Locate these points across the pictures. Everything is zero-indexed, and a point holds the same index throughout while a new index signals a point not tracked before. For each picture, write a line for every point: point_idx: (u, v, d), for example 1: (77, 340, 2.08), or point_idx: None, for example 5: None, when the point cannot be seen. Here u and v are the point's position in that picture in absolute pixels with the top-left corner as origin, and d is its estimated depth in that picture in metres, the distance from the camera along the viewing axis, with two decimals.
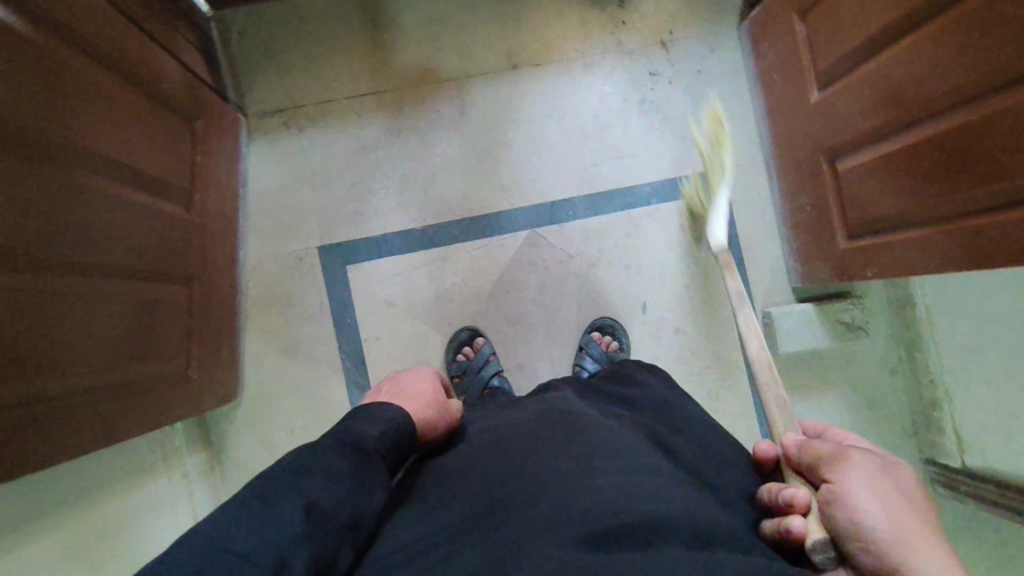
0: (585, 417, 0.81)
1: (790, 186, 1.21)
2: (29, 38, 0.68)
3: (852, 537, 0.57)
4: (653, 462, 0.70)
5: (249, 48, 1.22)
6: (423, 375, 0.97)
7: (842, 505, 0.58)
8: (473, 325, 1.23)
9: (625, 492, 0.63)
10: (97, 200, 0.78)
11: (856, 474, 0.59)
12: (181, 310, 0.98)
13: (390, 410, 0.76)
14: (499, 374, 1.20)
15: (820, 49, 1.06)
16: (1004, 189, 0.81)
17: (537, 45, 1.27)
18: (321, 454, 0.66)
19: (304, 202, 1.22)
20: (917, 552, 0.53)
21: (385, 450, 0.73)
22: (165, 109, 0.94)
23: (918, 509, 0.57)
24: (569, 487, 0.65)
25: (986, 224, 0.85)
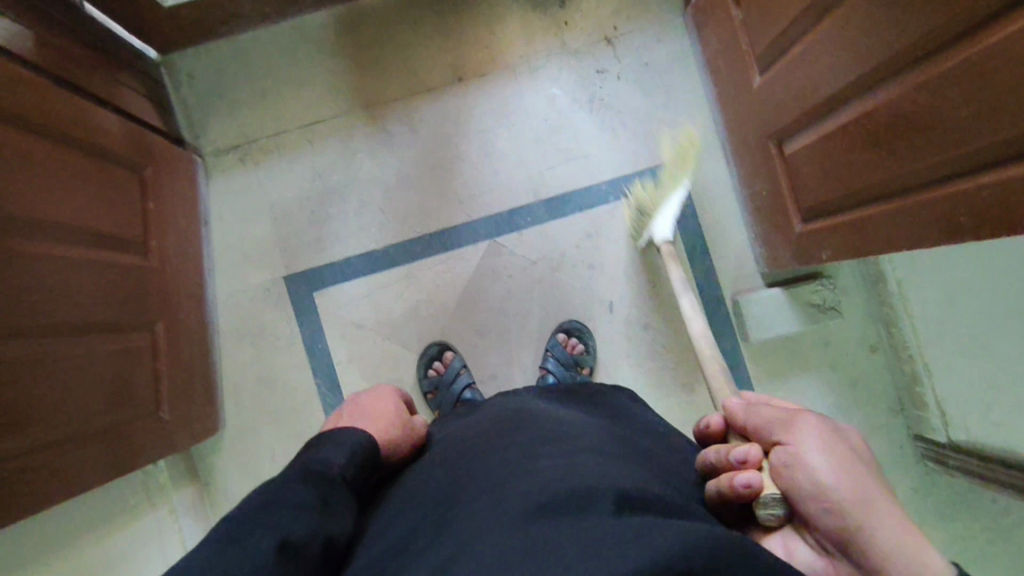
0: (534, 417, 0.82)
1: (746, 171, 1.19)
2: None
3: (806, 499, 0.55)
4: (594, 449, 0.71)
5: (199, 90, 1.25)
6: (382, 396, 0.99)
7: (797, 467, 0.56)
8: (442, 340, 1.25)
9: (564, 471, 0.63)
10: (45, 261, 0.81)
11: (806, 437, 0.58)
12: (145, 355, 1.01)
13: (358, 434, 0.77)
14: (471, 386, 1.21)
15: (755, 33, 1.03)
16: (937, 164, 0.77)
17: (482, 55, 1.27)
18: (288, 487, 0.64)
19: (266, 234, 1.25)
20: (874, 513, 0.52)
21: (352, 477, 0.72)
22: (109, 164, 0.96)
23: (868, 468, 0.57)
24: (514, 473, 0.65)
25: (920, 203, 0.81)
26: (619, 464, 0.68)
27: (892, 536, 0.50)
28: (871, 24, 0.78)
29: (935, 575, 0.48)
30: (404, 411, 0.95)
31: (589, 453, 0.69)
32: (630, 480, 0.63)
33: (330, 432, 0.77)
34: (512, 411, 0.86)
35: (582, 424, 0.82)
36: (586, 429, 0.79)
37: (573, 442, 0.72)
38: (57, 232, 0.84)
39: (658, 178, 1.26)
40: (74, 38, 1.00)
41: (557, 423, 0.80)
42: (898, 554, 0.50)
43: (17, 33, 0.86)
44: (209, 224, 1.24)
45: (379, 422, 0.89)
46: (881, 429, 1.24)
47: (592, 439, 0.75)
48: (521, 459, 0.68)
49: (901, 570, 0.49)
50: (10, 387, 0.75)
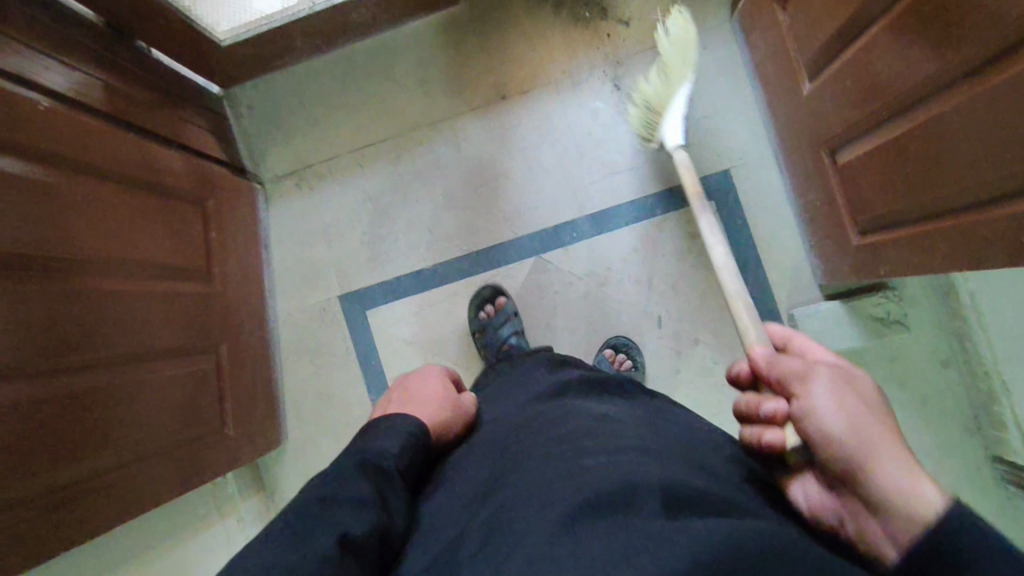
0: (571, 405, 0.80)
1: (799, 180, 1.14)
2: (42, 179, 0.78)
3: (816, 446, 0.55)
4: (640, 443, 0.67)
5: (258, 120, 1.32)
6: (432, 376, 0.95)
7: (805, 415, 0.56)
8: (497, 284, 1.26)
9: (615, 470, 0.58)
10: (118, 296, 0.88)
11: (815, 386, 0.57)
12: (211, 376, 1.07)
13: (410, 422, 0.74)
14: (518, 333, 1.20)
15: (802, 40, 0.99)
16: (997, 179, 0.71)
17: (524, 72, 1.27)
18: (346, 480, 0.63)
19: (321, 255, 1.30)
20: (875, 452, 0.52)
21: (405, 469, 0.70)
22: (175, 200, 1.03)
23: (880, 414, 0.55)
24: (558, 468, 0.61)
25: (984, 221, 0.75)
26: (667, 463, 0.63)
27: (890, 474, 0.50)
28: (924, 30, 0.73)
29: (925, 506, 0.48)
30: (451, 391, 0.92)
31: (637, 451, 0.64)
32: (674, 476, 0.59)
33: (383, 420, 0.74)
34: (555, 406, 0.83)
35: (635, 420, 0.77)
36: (631, 423, 0.75)
37: (616, 436, 0.68)
38: (128, 270, 0.91)
39: (708, 188, 1.23)
40: (141, 82, 1.07)
41: (598, 415, 0.76)
42: (897, 493, 0.49)
43: (89, 85, 0.93)
44: (269, 248, 1.31)
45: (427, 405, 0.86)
46: (956, 448, 1.16)
47: (631, 429, 0.72)
48: (565, 450, 0.65)
49: (899, 506, 0.49)
50: (86, 413, 0.81)
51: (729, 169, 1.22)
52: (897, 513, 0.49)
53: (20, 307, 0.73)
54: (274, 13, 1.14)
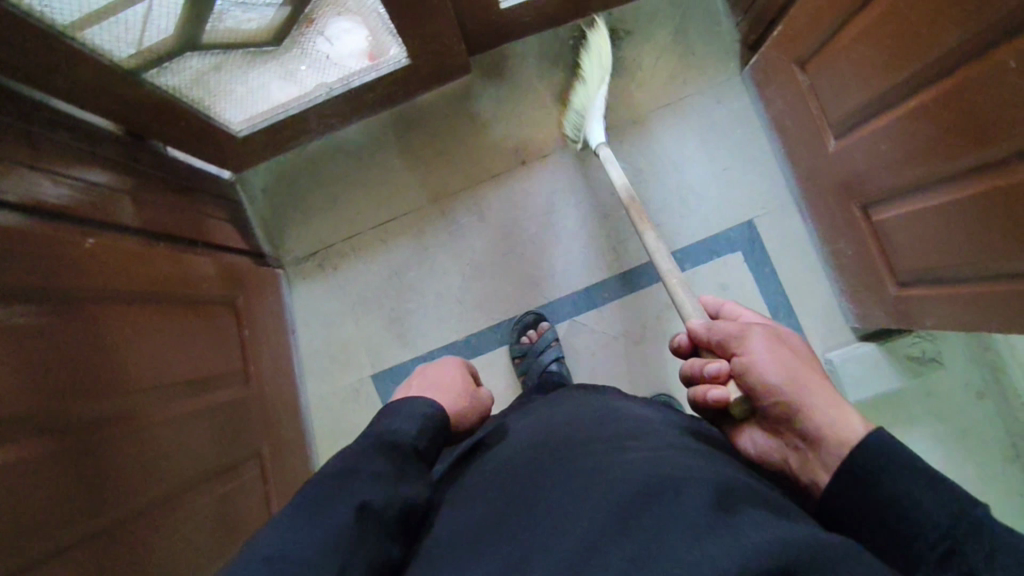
0: (614, 408, 0.73)
1: (826, 228, 1.16)
2: (87, 317, 0.75)
3: (756, 394, 0.60)
4: (690, 444, 0.62)
5: (273, 202, 1.29)
6: (449, 364, 0.96)
7: (741, 366, 0.61)
8: (540, 310, 1.25)
9: (654, 464, 0.55)
10: (165, 423, 0.85)
11: (751, 344, 0.62)
12: (255, 479, 1.04)
13: (426, 405, 0.75)
14: (559, 359, 1.18)
15: (827, 99, 1.02)
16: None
17: (541, 137, 1.27)
18: (364, 458, 0.64)
19: (350, 334, 1.27)
20: (804, 390, 0.57)
21: (424, 448, 0.71)
22: (208, 309, 1.00)
23: (810, 362, 0.61)
24: (599, 463, 0.57)
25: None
26: (711, 461, 0.58)
27: (820, 411, 0.56)
28: (974, 105, 0.75)
29: (853, 434, 0.53)
30: (469, 380, 0.94)
31: (676, 447, 0.60)
32: (715, 470, 0.55)
33: (399, 402, 0.75)
34: (590, 404, 0.76)
35: (675, 421, 0.70)
36: (673, 424, 0.69)
37: (657, 437, 0.62)
38: (170, 392, 0.88)
39: (734, 239, 1.24)
40: (164, 185, 1.04)
41: (639, 417, 0.70)
42: (828, 425, 0.55)
43: (120, 202, 0.90)
44: (295, 331, 1.28)
45: (445, 393, 0.87)
46: (1001, 479, 1.15)
47: (676, 431, 0.66)
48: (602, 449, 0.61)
49: (829, 437, 0.54)
50: (150, 555, 0.77)
51: (752, 219, 1.24)
52: (835, 447, 0.53)
53: (69, 463, 0.69)
54: (290, 102, 1.12)
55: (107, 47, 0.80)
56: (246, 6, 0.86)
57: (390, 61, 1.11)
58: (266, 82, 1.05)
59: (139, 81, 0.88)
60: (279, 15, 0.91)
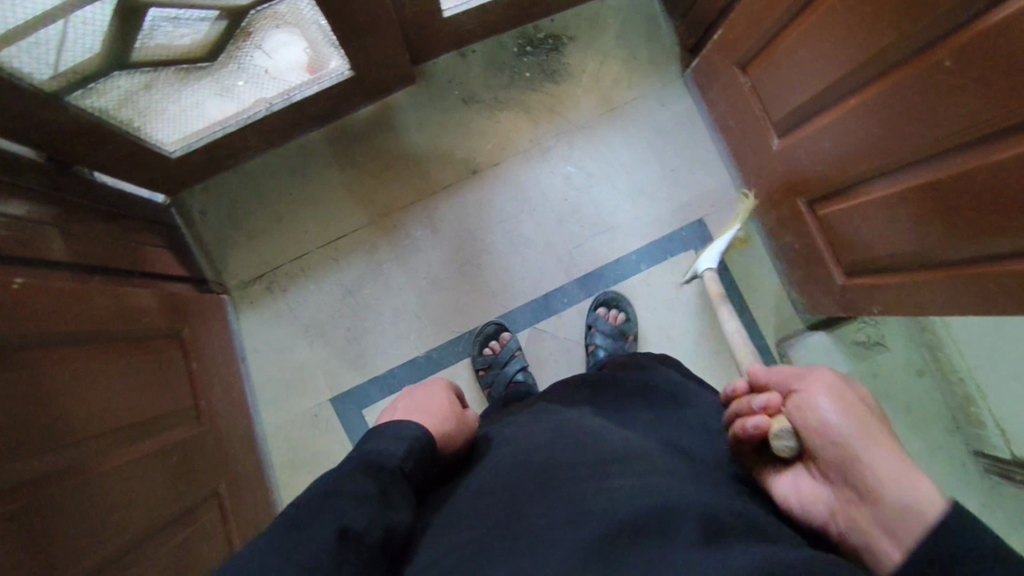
0: (586, 423, 0.72)
1: (773, 223, 1.20)
2: (19, 366, 0.69)
3: (809, 433, 0.55)
4: (666, 464, 0.61)
5: (214, 223, 1.23)
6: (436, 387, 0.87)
7: (800, 403, 0.56)
8: (500, 320, 1.24)
9: (640, 490, 0.54)
10: (110, 475, 0.78)
11: (817, 386, 0.56)
12: (215, 521, 0.98)
13: (415, 429, 0.69)
14: (524, 369, 1.19)
15: (770, 99, 1.05)
16: (1007, 245, 0.75)
17: (491, 145, 1.26)
18: (347, 477, 0.60)
19: (305, 358, 1.22)
20: (869, 441, 0.51)
21: (410, 473, 0.65)
22: (151, 345, 0.93)
23: (879, 412, 0.54)
24: (583, 491, 0.56)
25: (984, 274, 0.80)
26: (702, 485, 0.59)
27: (881, 460, 0.49)
28: (911, 102, 0.79)
29: (915, 496, 0.47)
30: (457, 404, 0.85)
31: (660, 469, 0.59)
32: (699, 492, 0.56)
33: (387, 424, 0.69)
34: (563, 421, 0.74)
35: (648, 436, 0.71)
36: (651, 440, 0.69)
37: (638, 457, 0.62)
38: (114, 440, 0.82)
39: (686, 238, 1.26)
40: (93, 214, 0.96)
41: (620, 435, 0.68)
42: (886, 474, 0.49)
43: (48, 236, 0.83)
44: (245, 359, 1.21)
45: (431, 417, 0.79)
46: (945, 451, 1.21)
47: (652, 450, 0.65)
48: (584, 471, 0.60)
49: (886, 491, 0.48)
50: None
51: (702, 219, 1.26)
52: (886, 496, 0.48)
53: (9, 530, 0.62)
54: (227, 119, 1.07)
55: (26, 69, 0.73)
56: (178, 23, 0.79)
57: (333, 72, 1.08)
58: (201, 101, 0.99)
59: (63, 104, 0.81)
60: (213, 30, 0.84)
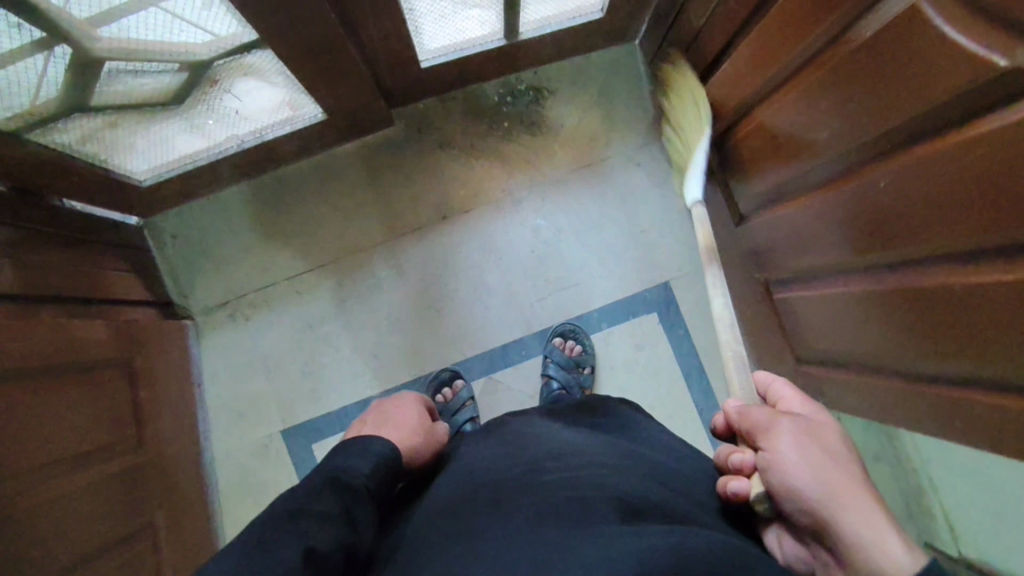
0: (538, 435, 0.78)
1: (735, 296, 1.19)
2: None
3: (785, 496, 0.54)
4: (604, 461, 0.68)
5: (183, 249, 1.24)
6: (406, 402, 0.90)
7: (772, 465, 0.55)
8: (455, 366, 1.24)
9: (572, 486, 0.61)
10: (47, 505, 0.80)
11: (782, 435, 0.56)
12: (153, 549, 0.99)
13: (382, 444, 0.72)
14: (474, 420, 1.19)
15: (733, 178, 1.05)
16: (944, 367, 0.74)
17: (463, 192, 1.27)
18: (312, 498, 0.61)
19: (260, 389, 1.24)
20: (842, 503, 0.50)
21: (375, 489, 0.68)
22: (96, 375, 0.96)
23: (845, 462, 0.53)
24: (520, 494, 0.62)
25: (924, 391, 0.78)
26: (634, 476, 0.65)
27: (848, 521, 0.49)
28: (847, 212, 0.78)
29: (873, 546, 0.47)
30: (425, 417, 0.88)
31: (598, 465, 0.66)
32: (631, 484, 0.63)
33: (356, 438, 0.72)
34: (515, 433, 0.79)
35: (599, 441, 0.77)
36: (598, 443, 0.75)
37: (578, 458, 0.69)
38: (53, 471, 0.83)
39: (650, 300, 1.25)
40: (53, 241, 0.99)
41: (566, 442, 0.75)
42: (866, 544, 0.48)
43: None
44: (202, 385, 1.23)
45: (399, 431, 0.81)
46: None
47: (599, 453, 0.71)
48: (525, 474, 0.66)
49: (862, 559, 0.48)
50: None
51: (667, 281, 1.26)
52: (863, 568, 0.47)
53: None
54: (199, 153, 1.10)
55: None
56: (139, 74, 0.81)
57: (306, 115, 1.10)
58: (172, 136, 1.01)
59: (21, 140, 0.83)
60: (174, 80, 0.85)
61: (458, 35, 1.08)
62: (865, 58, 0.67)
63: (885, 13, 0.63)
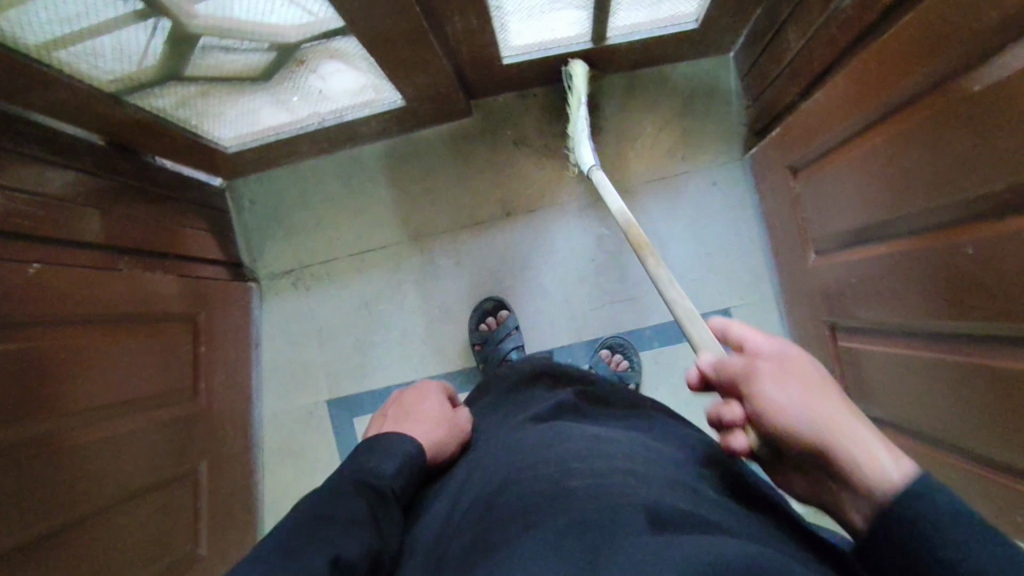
0: (569, 427, 0.75)
1: (800, 335, 1.14)
2: (34, 347, 0.79)
3: (777, 438, 0.47)
4: (631, 464, 0.62)
5: (258, 215, 1.30)
6: (428, 392, 0.88)
7: (756, 412, 0.48)
8: (500, 297, 1.24)
9: (596, 490, 0.56)
10: (96, 447, 0.86)
11: (761, 375, 0.48)
12: (193, 496, 1.06)
13: (404, 444, 0.72)
14: (519, 348, 1.19)
15: (811, 213, 0.99)
16: (1009, 454, 0.68)
17: (531, 192, 1.26)
18: (338, 499, 0.62)
19: (312, 358, 1.28)
20: (843, 436, 0.44)
21: (401, 488, 0.69)
22: (161, 328, 1.02)
23: (835, 396, 0.46)
24: (536, 500, 0.58)
25: (998, 481, 0.72)
26: (664, 484, 0.59)
27: (847, 450, 0.44)
28: (932, 272, 0.73)
29: (880, 474, 0.43)
30: (447, 404, 0.86)
31: (624, 469, 0.60)
32: (662, 494, 0.56)
33: (375, 440, 0.72)
34: (542, 428, 0.75)
35: (623, 437, 0.73)
36: (625, 444, 0.69)
37: (602, 460, 0.62)
38: (109, 415, 0.90)
39: None
40: (142, 196, 1.05)
41: (593, 437, 0.70)
42: (860, 462, 0.44)
43: (86, 221, 0.92)
44: (259, 345, 1.29)
45: (420, 423, 0.80)
46: None
47: (629, 456, 0.65)
48: (548, 476, 0.60)
49: (858, 481, 0.44)
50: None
51: (728, 309, 1.21)
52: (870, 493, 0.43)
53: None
54: (282, 126, 1.14)
55: (84, 70, 0.81)
56: (229, 51, 0.84)
57: (385, 100, 1.11)
58: (258, 108, 1.05)
59: (120, 102, 0.90)
60: (263, 58, 0.88)
61: (545, 35, 1.06)
62: (969, 113, 0.61)
63: (999, 68, 0.57)
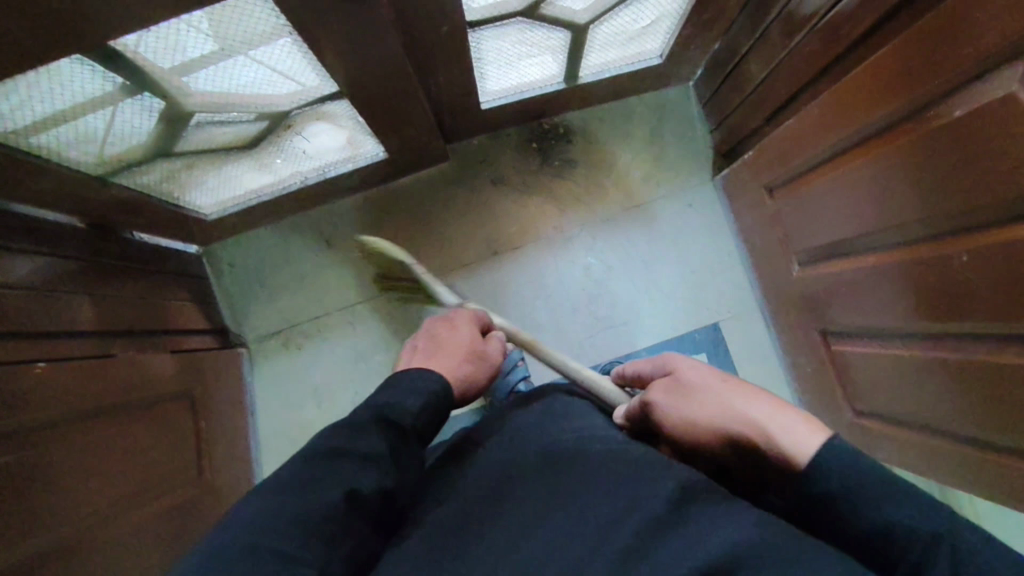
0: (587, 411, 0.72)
1: (788, 341, 1.19)
2: (37, 450, 0.74)
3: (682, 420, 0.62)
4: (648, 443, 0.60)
5: (239, 278, 1.27)
6: (458, 321, 0.84)
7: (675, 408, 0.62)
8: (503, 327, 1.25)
9: (613, 470, 0.54)
10: (111, 544, 0.82)
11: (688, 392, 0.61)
12: None
13: (430, 378, 0.66)
14: (526, 379, 1.17)
15: (792, 227, 1.05)
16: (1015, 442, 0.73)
17: (514, 229, 1.28)
18: (359, 435, 0.58)
19: (310, 417, 1.26)
20: (729, 397, 0.58)
21: (425, 427, 0.63)
22: (159, 409, 0.98)
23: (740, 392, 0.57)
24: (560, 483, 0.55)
25: (1005, 468, 0.76)
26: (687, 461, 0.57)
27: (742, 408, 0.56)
28: (924, 279, 0.78)
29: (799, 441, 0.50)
30: (477, 336, 0.83)
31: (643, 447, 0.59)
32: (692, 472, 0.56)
33: (399, 374, 0.66)
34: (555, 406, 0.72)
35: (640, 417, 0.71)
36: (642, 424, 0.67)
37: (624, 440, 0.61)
38: (120, 509, 0.85)
39: (699, 341, 1.26)
40: (126, 275, 1.02)
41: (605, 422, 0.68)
42: (759, 418, 0.54)
43: (78, 311, 0.88)
44: (253, 412, 1.26)
45: (448, 358, 0.77)
46: None
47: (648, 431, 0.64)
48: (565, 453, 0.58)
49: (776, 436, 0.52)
50: None
51: (717, 322, 1.26)
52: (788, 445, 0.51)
53: None
54: (264, 189, 1.13)
55: (74, 156, 0.79)
56: (223, 124, 0.84)
57: (368, 154, 1.12)
58: (241, 174, 1.04)
59: (107, 182, 0.87)
60: (254, 128, 0.88)
61: (521, 79, 1.09)
62: (949, 135, 0.67)
63: (975, 96, 0.63)
